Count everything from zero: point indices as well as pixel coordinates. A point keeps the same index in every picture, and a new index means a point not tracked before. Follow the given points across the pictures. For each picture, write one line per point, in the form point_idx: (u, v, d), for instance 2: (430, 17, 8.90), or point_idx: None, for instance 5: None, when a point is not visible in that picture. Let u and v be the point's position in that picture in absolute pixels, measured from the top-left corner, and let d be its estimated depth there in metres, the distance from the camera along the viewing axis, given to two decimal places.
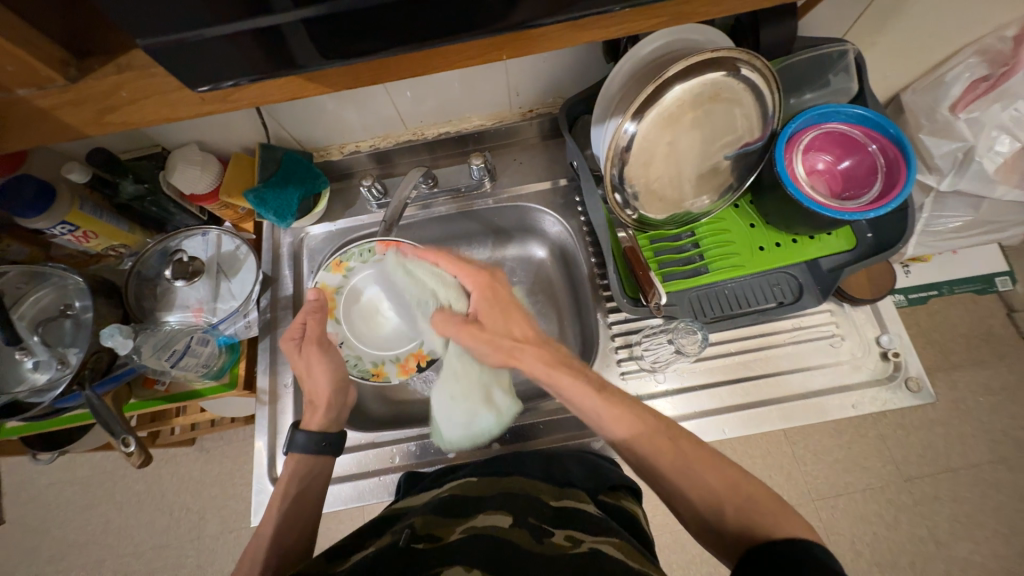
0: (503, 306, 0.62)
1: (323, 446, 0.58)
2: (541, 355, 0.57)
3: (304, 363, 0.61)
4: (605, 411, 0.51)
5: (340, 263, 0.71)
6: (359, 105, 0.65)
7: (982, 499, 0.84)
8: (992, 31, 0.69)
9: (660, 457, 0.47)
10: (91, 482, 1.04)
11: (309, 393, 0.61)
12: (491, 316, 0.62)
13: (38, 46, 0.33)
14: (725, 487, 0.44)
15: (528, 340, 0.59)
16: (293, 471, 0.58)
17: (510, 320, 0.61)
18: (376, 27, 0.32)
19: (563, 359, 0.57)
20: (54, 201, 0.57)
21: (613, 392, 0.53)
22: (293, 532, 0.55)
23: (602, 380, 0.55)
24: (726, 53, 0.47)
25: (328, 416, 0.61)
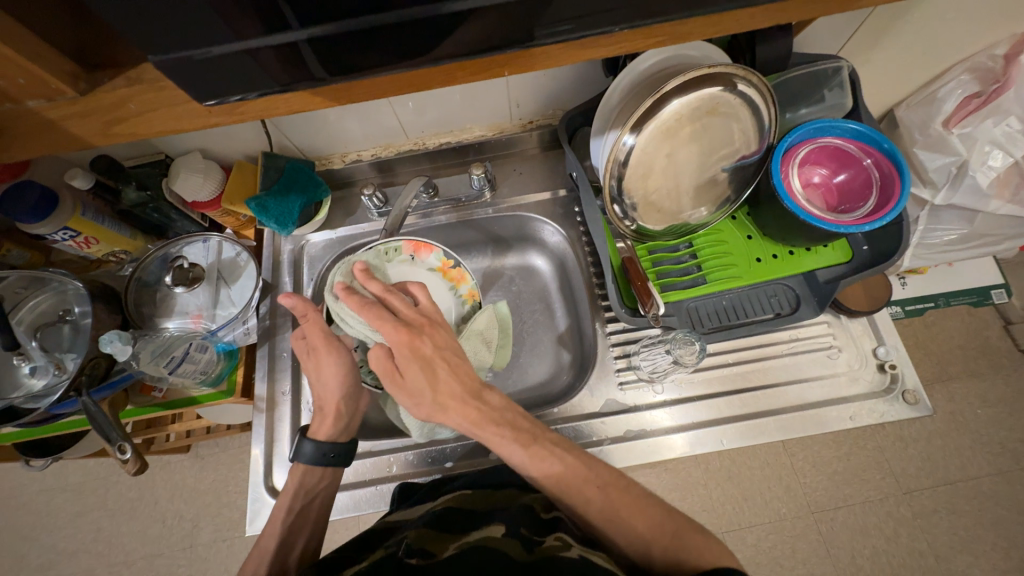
0: (427, 361, 0.52)
1: (330, 457, 0.59)
2: (467, 414, 0.52)
3: (319, 362, 0.60)
4: (530, 461, 0.50)
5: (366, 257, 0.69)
6: (363, 117, 0.66)
7: (981, 512, 0.84)
8: (982, 49, 0.71)
9: (589, 504, 0.48)
10: (84, 488, 1.03)
11: (321, 394, 0.61)
12: (414, 374, 0.52)
13: (52, 60, 0.34)
14: (653, 529, 0.46)
15: (454, 401, 0.52)
16: (300, 483, 0.58)
17: (439, 378, 0.52)
18: (382, 43, 0.33)
19: (496, 417, 0.52)
20: (56, 206, 0.58)
21: (545, 441, 0.52)
22: (300, 542, 0.57)
23: (533, 430, 0.53)
24: (722, 69, 0.48)
25: (335, 425, 0.60)
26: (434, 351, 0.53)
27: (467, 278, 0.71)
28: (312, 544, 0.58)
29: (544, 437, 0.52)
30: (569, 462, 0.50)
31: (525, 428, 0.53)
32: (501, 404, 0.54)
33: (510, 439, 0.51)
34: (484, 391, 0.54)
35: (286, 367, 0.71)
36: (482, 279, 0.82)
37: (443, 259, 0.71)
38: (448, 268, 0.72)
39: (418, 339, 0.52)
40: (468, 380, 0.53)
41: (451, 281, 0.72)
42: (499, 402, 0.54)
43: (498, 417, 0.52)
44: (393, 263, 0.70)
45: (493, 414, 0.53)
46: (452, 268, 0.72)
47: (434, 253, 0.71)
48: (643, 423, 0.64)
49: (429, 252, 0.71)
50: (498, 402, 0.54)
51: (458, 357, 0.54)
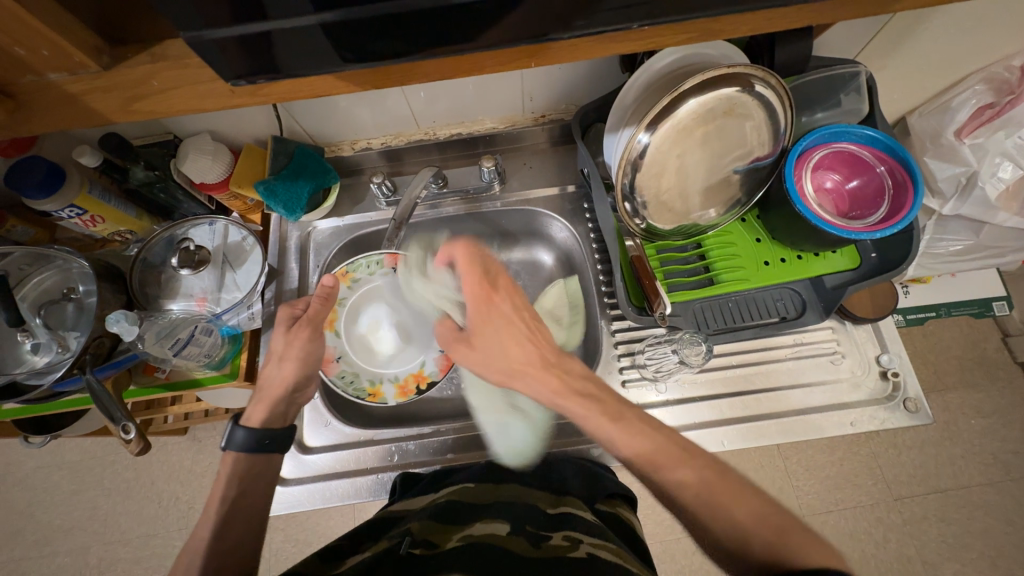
0: (505, 320, 0.59)
1: (264, 444, 0.56)
2: (544, 379, 0.54)
3: (288, 341, 0.61)
4: (618, 438, 0.47)
5: (346, 273, 0.71)
6: (375, 103, 0.66)
7: (971, 521, 0.85)
8: (999, 60, 0.70)
9: (681, 487, 0.43)
10: (80, 466, 1.03)
11: (271, 377, 0.60)
12: (482, 336, 0.59)
13: (74, 32, 0.34)
14: (755, 518, 0.39)
15: (533, 364, 0.55)
16: (231, 472, 0.54)
17: (515, 340, 0.57)
18: (400, 28, 0.32)
19: (575, 385, 0.52)
20: (64, 183, 0.57)
21: (630, 417, 0.49)
22: (234, 534, 0.51)
23: (619, 408, 0.50)
24: (742, 69, 0.48)
25: (271, 410, 0.58)
26: (511, 312, 0.59)
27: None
28: (251, 542, 0.52)
29: (631, 414, 0.49)
30: (658, 441, 0.46)
31: (612, 406, 0.50)
32: (582, 372, 0.54)
33: (595, 412, 0.49)
34: (566, 360, 0.55)
35: None
36: None
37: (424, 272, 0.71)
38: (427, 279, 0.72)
39: (497, 299, 0.60)
40: (544, 345, 0.56)
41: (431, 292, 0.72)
42: (583, 376, 0.54)
43: (581, 390, 0.52)
44: (375, 274, 0.72)
45: (573, 382, 0.53)
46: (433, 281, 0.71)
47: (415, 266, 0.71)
48: None
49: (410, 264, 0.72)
50: (580, 373, 0.54)
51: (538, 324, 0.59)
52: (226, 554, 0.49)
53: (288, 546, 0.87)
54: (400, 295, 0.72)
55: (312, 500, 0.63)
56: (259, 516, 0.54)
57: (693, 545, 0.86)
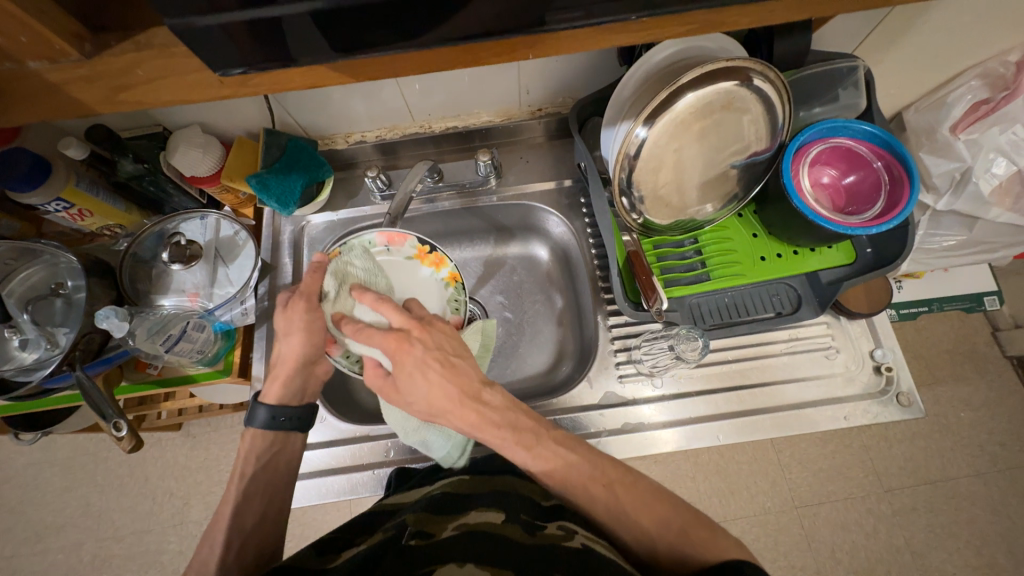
0: (418, 363, 0.51)
1: (281, 422, 0.57)
2: (464, 416, 0.50)
3: (288, 318, 0.57)
4: (539, 464, 0.49)
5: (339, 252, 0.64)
6: (369, 96, 0.65)
7: (958, 512, 0.87)
8: (994, 56, 0.71)
9: (594, 503, 0.47)
10: (73, 463, 1.02)
11: (282, 353, 0.58)
12: (406, 381, 0.51)
13: (57, 18, 0.32)
14: (659, 524, 0.45)
15: (453, 403, 0.50)
16: (251, 449, 0.56)
17: (428, 381, 0.50)
18: (393, 16, 0.31)
19: (496, 418, 0.50)
20: (49, 175, 0.56)
21: (549, 441, 0.50)
22: (255, 509, 0.54)
23: (536, 428, 0.51)
24: (740, 62, 0.48)
25: (286, 386, 0.58)
26: (423, 354, 0.51)
27: (446, 261, 0.68)
28: (272, 515, 0.55)
29: (546, 436, 0.50)
30: (570, 459, 0.49)
31: (528, 428, 0.50)
32: (502, 405, 0.51)
33: (511, 440, 0.49)
34: (482, 391, 0.51)
35: None
36: (485, 267, 0.81)
37: (418, 246, 0.68)
38: (426, 253, 0.68)
39: (408, 342, 0.51)
40: (464, 382, 0.51)
41: (430, 266, 0.68)
42: (499, 401, 0.51)
43: (499, 419, 0.50)
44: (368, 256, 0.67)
45: (493, 415, 0.50)
46: (429, 253, 0.68)
47: (409, 240, 0.67)
48: (641, 417, 0.64)
49: (404, 241, 0.68)
50: (498, 401, 0.51)
51: (451, 359, 0.52)
52: (247, 534, 0.52)
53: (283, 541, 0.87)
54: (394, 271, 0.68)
55: (308, 496, 0.63)
56: (275, 500, 0.56)
57: None
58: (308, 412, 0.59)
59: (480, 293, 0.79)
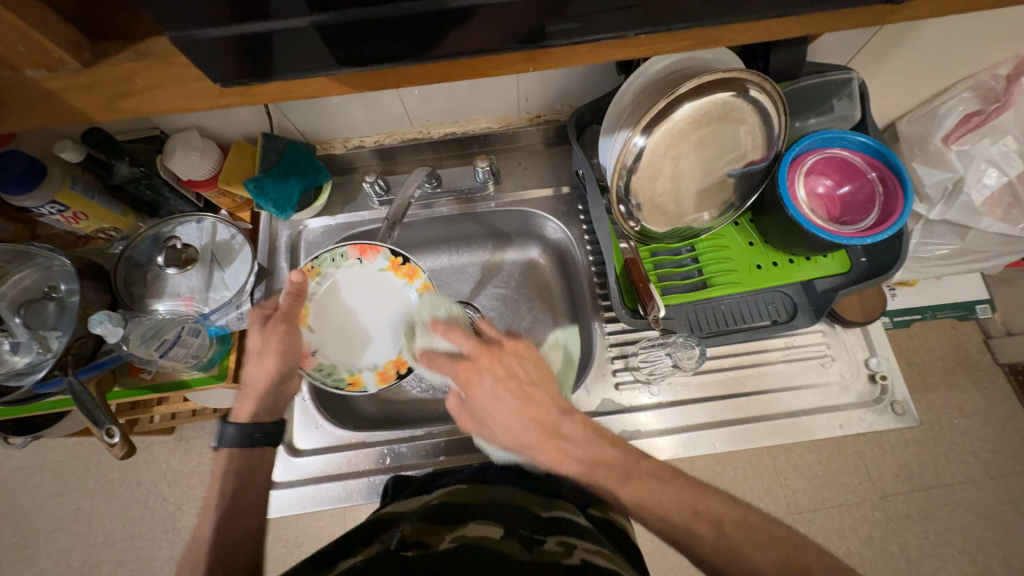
0: (490, 396, 0.49)
1: (255, 438, 0.55)
2: (548, 451, 0.47)
3: (266, 336, 0.58)
4: (633, 498, 0.45)
5: (313, 268, 0.68)
6: (368, 102, 0.65)
7: (952, 519, 0.87)
8: (984, 69, 0.72)
9: (700, 540, 0.42)
10: (63, 467, 1.00)
11: (253, 373, 0.57)
12: (484, 412, 0.49)
13: (55, 27, 0.32)
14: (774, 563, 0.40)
15: (532, 437, 0.48)
16: (225, 467, 0.54)
17: (504, 413, 0.49)
18: (394, 32, 0.32)
19: (582, 454, 0.47)
20: (44, 179, 0.56)
21: (636, 475, 0.46)
22: (241, 528, 0.50)
23: (624, 464, 0.47)
24: (737, 73, 0.48)
25: (259, 404, 0.57)
26: (495, 385, 0.49)
27: (419, 273, 0.69)
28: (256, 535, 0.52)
29: (637, 470, 0.46)
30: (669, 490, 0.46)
31: (616, 463, 0.47)
32: (583, 436, 0.48)
33: (602, 478, 0.46)
34: (563, 423, 0.49)
35: None
36: (482, 273, 0.81)
37: (390, 258, 0.69)
38: (398, 265, 0.69)
39: (477, 372, 0.50)
40: (540, 413, 0.49)
41: (404, 277, 0.70)
42: (581, 434, 0.48)
43: (584, 457, 0.47)
44: (340, 268, 0.70)
45: (577, 450, 0.47)
46: (401, 266, 0.69)
47: (380, 254, 0.69)
48: (638, 424, 0.65)
49: (377, 254, 0.69)
50: (579, 434, 0.48)
51: (528, 386, 0.50)
52: (232, 548, 0.49)
53: (277, 547, 0.86)
54: (367, 283, 0.71)
55: (303, 504, 0.62)
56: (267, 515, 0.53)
57: None
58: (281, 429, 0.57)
59: (477, 298, 0.80)
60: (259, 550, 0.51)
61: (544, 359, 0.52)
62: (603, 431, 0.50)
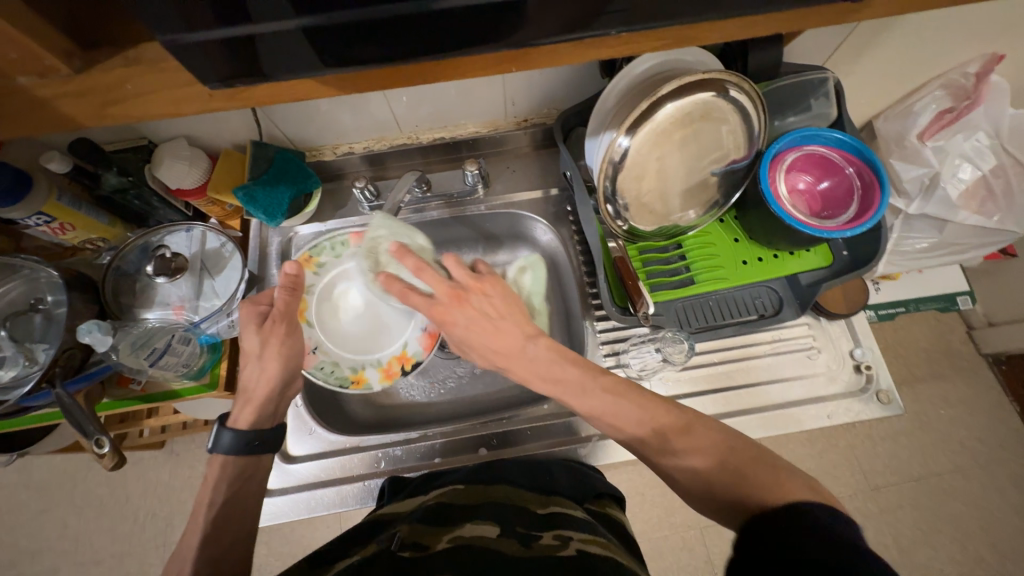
0: (464, 332, 0.52)
1: (255, 446, 0.54)
2: (518, 369, 0.52)
3: (264, 340, 0.57)
4: (594, 410, 0.49)
5: (310, 258, 0.70)
6: (356, 108, 0.65)
7: (942, 508, 0.89)
8: (955, 67, 0.75)
9: (643, 445, 0.46)
10: (49, 485, 0.98)
11: (252, 376, 0.56)
12: (462, 342, 0.54)
13: (44, 35, 0.33)
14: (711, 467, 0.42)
15: (506, 360, 0.52)
16: (219, 476, 0.53)
17: (477, 343, 0.52)
18: (381, 32, 0.33)
19: (550, 368, 0.51)
20: (31, 189, 0.55)
21: (594, 391, 0.49)
22: (227, 536, 0.50)
23: (582, 380, 0.50)
24: (716, 74, 0.50)
25: (260, 410, 0.56)
26: (468, 324, 0.52)
27: None
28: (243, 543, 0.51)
29: (592, 385, 0.49)
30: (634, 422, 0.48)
31: (575, 378, 0.50)
32: (547, 358, 0.51)
33: (558, 392, 0.50)
34: (528, 348, 0.51)
35: None
36: None
37: None
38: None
39: (448, 313, 0.52)
40: (508, 342, 0.51)
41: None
42: (546, 356, 0.51)
43: (546, 374, 0.51)
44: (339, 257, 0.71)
45: (540, 370, 0.51)
46: None
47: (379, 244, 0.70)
48: None
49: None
50: (544, 357, 0.51)
51: (497, 321, 0.51)
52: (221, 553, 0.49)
53: (271, 559, 0.85)
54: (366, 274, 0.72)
55: (298, 510, 0.62)
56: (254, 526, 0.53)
57: (680, 540, 0.87)
58: (277, 433, 0.57)
59: None
60: (253, 551, 0.52)
61: (512, 297, 0.53)
62: (568, 352, 0.51)
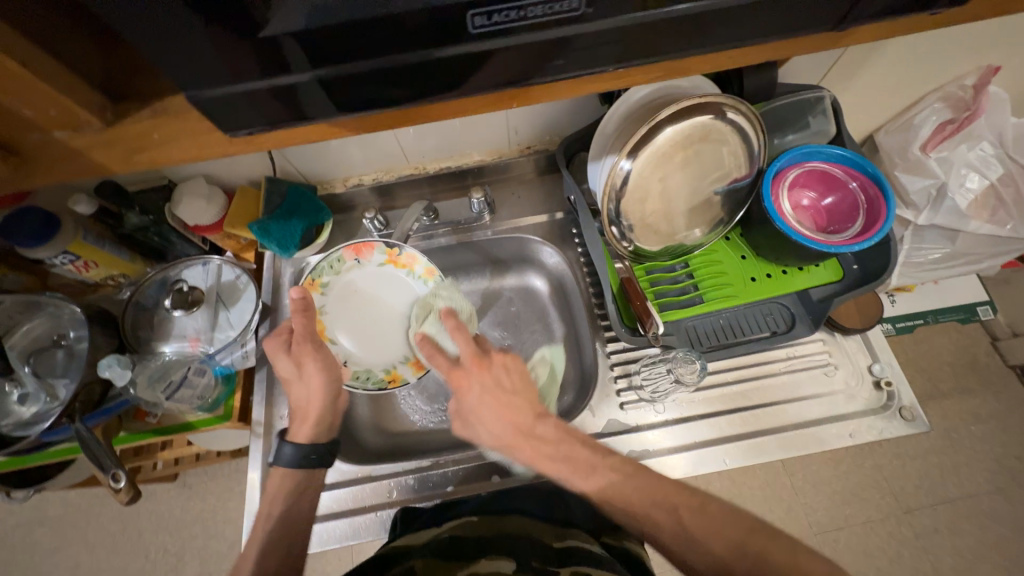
0: (478, 401, 0.53)
1: (311, 459, 0.57)
2: (523, 449, 0.51)
3: (297, 363, 0.58)
4: (600, 494, 0.47)
5: (313, 281, 0.69)
6: (365, 143, 0.68)
7: (982, 532, 0.84)
8: (951, 81, 0.75)
9: (659, 528, 0.44)
10: (63, 521, 0.98)
11: (300, 395, 0.58)
12: (470, 415, 0.53)
13: (79, 91, 0.35)
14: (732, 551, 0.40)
15: (511, 439, 0.52)
16: (279, 488, 0.56)
17: (489, 416, 0.52)
18: (390, 79, 0.34)
19: (554, 453, 0.50)
20: (59, 231, 0.58)
21: (602, 470, 0.48)
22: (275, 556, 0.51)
23: (591, 458, 0.49)
24: (713, 98, 0.51)
25: (316, 425, 0.58)
26: (482, 393, 0.53)
27: (417, 258, 0.70)
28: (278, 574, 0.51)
29: (601, 465, 0.48)
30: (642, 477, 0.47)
31: (584, 458, 0.49)
32: (556, 437, 0.51)
33: (566, 471, 0.49)
34: (538, 424, 0.51)
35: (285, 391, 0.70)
36: (482, 299, 0.82)
37: (387, 250, 0.71)
38: (396, 256, 0.71)
39: (467, 378, 0.53)
40: (518, 418, 0.52)
41: (404, 267, 0.72)
42: (554, 434, 0.51)
43: (555, 452, 0.50)
44: (339, 272, 0.71)
45: (547, 448, 0.50)
46: (398, 255, 0.71)
47: (376, 249, 0.71)
48: (646, 443, 0.64)
49: (372, 250, 0.71)
50: (552, 435, 0.51)
51: (512, 396, 0.53)
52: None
53: None
54: (370, 282, 0.72)
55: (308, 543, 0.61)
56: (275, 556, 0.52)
57: None
58: (332, 446, 0.59)
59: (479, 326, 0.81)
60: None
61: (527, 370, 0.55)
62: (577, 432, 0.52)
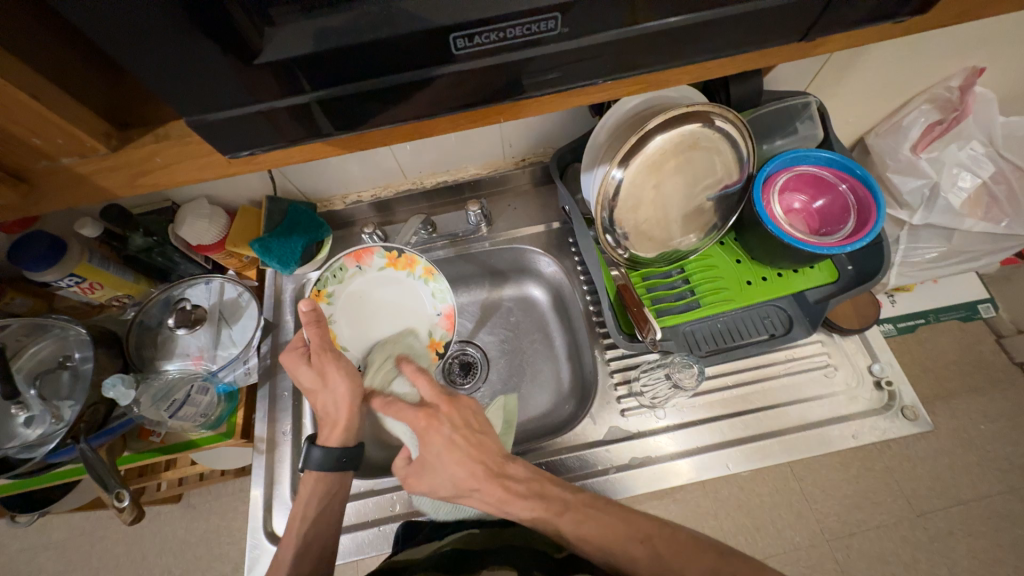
0: (446, 443, 0.54)
1: (342, 463, 0.56)
2: (491, 493, 0.51)
3: (321, 369, 0.59)
4: (576, 531, 0.48)
5: (319, 292, 0.69)
6: (363, 160, 0.70)
7: (998, 534, 0.82)
8: (940, 81, 0.76)
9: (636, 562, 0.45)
10: (67, 545, 0.98)
11: (328, 401, 0.59)
12: (434, 461, 0.54)
13: (87, 120, 0.37)
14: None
15: (478, 482, 0.52)
16: (311, 494, 0.56)
17: (454, 461, 0.53)
18: (383, 99, 0.35)
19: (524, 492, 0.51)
20: (65, 254, 0.59)
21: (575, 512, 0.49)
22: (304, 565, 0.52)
23: (563, 497, 0.51)
24: (700, 107, 0.52)
25: (346, 429, 0.58)
26: (451, 434, 0.55)
27: (416, 260, 0.72)
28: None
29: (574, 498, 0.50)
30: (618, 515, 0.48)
31: (557, 497, 0.51)
32: (526, 475, 0.52)
33: (543, 512, 0.49)
34: (507, 464, 0.53)
35: (287, 407, 0.70)
36: (482, 310, 0.83)
37: (387, 255, 0.72)
38: (396, 259, 0.72)
39: (438, 420, 0.55)
40: (488, 458, 0.54)
41: (405, 268, 0.73)
42: (525, 474, 0.53)
43: (526, 490, 0.51)
44: (343, 281, 0.71)
45: (519, 487, 0.51)
46: (398, 258, 0.72)
47: (376, 253, 0.72)
48: (648, 450, 0.64)
49: (372, 255, 0.72)
50: (523, 474, 0.52)
51: (478, 438, 0.55)
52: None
53: None
54: (374, 287, 0.73)
55: None
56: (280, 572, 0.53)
57: None
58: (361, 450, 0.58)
59: (479, 336, 0.81)
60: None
61: None
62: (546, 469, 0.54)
